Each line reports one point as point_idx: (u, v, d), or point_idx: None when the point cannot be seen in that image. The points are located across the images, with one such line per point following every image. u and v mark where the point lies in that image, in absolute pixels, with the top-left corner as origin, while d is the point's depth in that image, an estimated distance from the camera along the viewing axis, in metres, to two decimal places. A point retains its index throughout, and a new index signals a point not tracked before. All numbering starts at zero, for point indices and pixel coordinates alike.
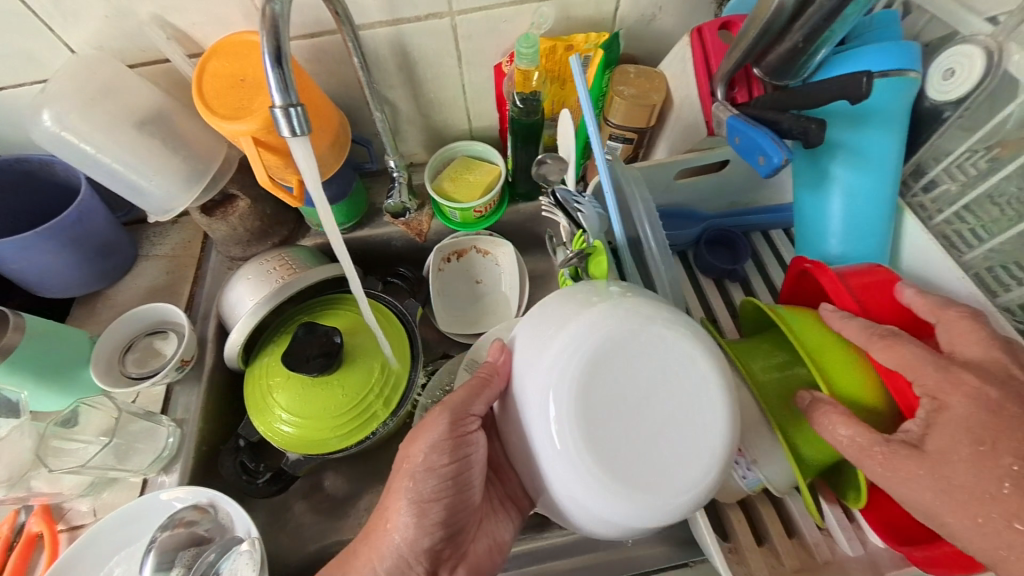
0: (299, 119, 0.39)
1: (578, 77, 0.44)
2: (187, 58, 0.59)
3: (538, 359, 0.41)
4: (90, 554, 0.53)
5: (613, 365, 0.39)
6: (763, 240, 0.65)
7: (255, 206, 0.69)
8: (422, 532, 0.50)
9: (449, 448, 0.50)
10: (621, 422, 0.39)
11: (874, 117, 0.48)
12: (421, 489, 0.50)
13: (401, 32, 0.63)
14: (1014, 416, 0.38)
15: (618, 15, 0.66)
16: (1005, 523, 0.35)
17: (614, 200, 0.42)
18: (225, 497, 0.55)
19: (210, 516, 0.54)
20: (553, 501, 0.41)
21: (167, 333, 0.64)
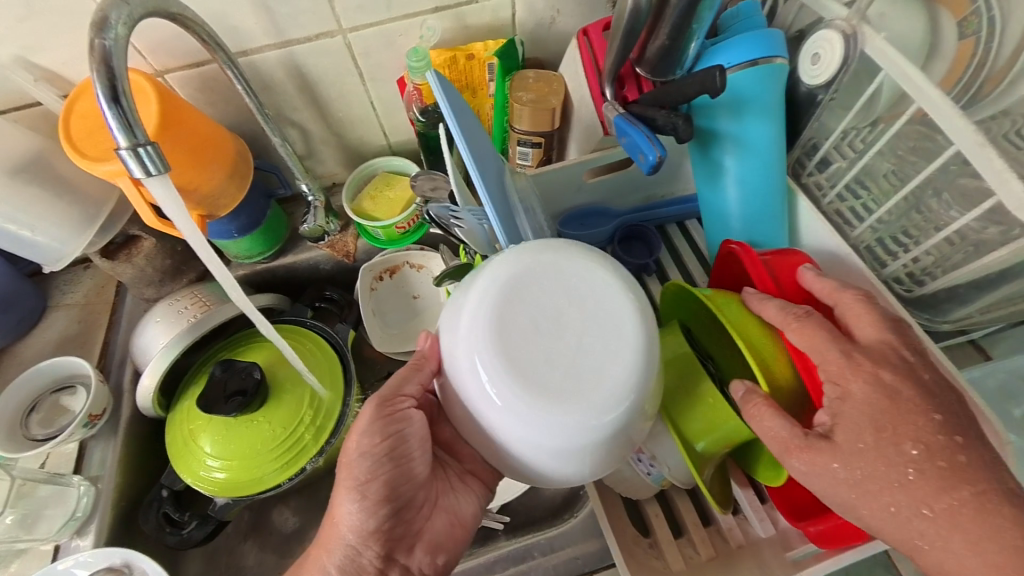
0: (151, 158, 0.37)
1: (441, 87, 0.42)
2: (62, 98, 0.55)
3: (457, 321, 0.39)
4: None
5: (522, 301, 0.38)
6: (678, 231, 0.67)
7: (161, 244, 0.65)
8: (369, 520, 0.44)
9: (379, 427, 0.46)
10: (540, 349, 0.37)
11: (751, 105, 0.50)
12: (357, 474, 0.44)
13: (293, 53, 0.61)
14: (893, 387, 0.39)
15: (517, 20, 0.65)
16: (885, 492, 0.37)
17: (492, 212, 0.41)
18: (140, 554, 0.52)
19: None
20: (505, 449, 0.39)
21: (74, 388, 0.61)
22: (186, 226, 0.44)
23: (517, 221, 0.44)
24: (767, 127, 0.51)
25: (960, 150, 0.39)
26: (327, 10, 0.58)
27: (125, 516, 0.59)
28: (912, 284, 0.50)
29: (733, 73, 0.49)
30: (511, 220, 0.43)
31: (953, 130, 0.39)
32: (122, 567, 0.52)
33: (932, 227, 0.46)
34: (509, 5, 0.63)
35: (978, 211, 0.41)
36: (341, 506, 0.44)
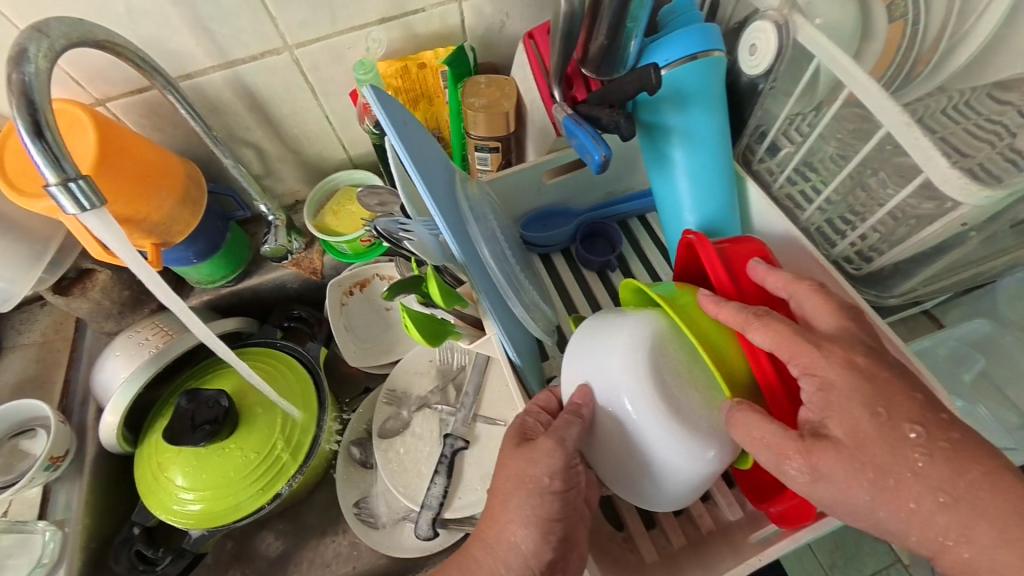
0: (83, 192, 0.36)
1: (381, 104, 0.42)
2: None
3: (604, 347, 0.43)
4: None
5: (668, 341, 0.42)
6: (640, 225, 0.67)
7: (117, 276, 0.64)
8: (544, 552, 0.39)
9: (560, 464, 0.40)
10: (687, 386, 0.41)
11: (694, 98, 0.51)
12: (541, 504, 0.39)
13: (239, 73, 0.60)
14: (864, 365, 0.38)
15: (465, 26, 0.66)
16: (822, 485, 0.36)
17: (443, 222, 0.41)
18: None
19: None
20: (654, 481, 0.41)
21: (34, 431, 0.59)
22: (130, 257, 0.43)
23: (470, 228, 0.44)
24: (711, 120, 0.53)
25: (890, 130, 0.41)
26: (271, 28, 0.57)
27: (95, 558, 0.57)
28: (862, 262, 0.52)
29: (671, 69, 0.50)
30: (464, 228, 0.43)
31: (882, 110, 0.40)
32: None
33: (874, 204, 0.48)
34: (456, 12, 0.63)
35: (911, 186, 0.42)
36: (515, 532, 0.39)
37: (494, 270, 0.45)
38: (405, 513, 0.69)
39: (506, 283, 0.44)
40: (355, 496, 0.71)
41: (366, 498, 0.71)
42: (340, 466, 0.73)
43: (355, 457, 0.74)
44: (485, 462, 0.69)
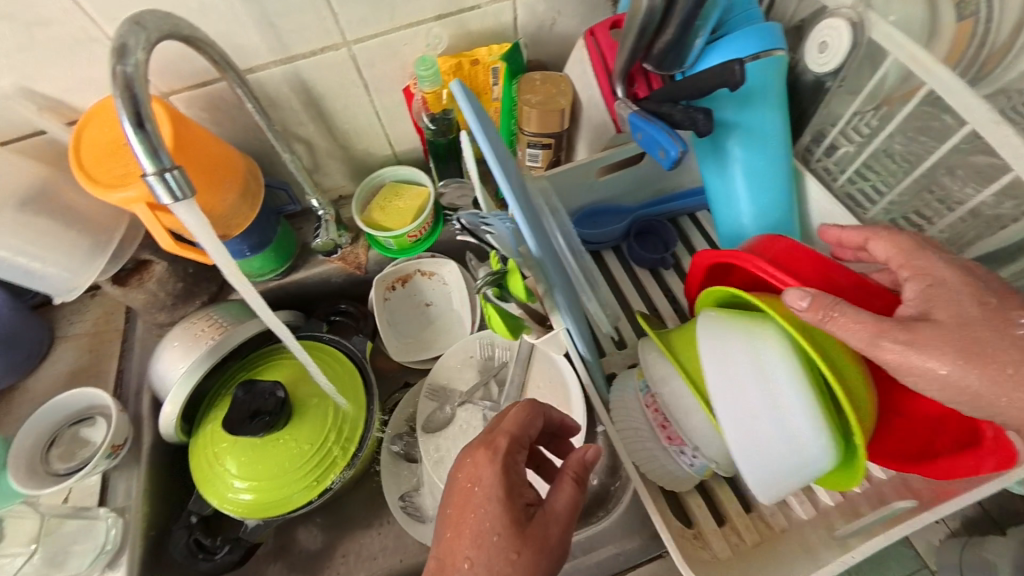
0: (177, 182, 0.36)
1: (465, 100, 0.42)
2: (67, 127, 0.54)
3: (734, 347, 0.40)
4: None
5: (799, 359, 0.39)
6: (690, 223, 0.68)
7: (173, 267, 0.65)
8: None
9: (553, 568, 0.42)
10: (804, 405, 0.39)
11: (757, 97, 0.50)
12: None
13: (297, 68, 0.61)
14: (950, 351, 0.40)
15: (518, 23, 0.66)
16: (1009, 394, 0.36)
17: (523, 217, 0.41)
18: None
19: None
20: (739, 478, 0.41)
21: (94, 420, 0.60)
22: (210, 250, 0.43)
23: (545, 222, 0.44)
24: (771, 117, 0.51)
25: (976, 128, 0.40)
26: (332, 24, 0.58)
27: (154, 545, 0.58)
28: None
29: (749, 63, 0.48)
30: (539, 222, 0.43)
31: (969, 109, 0.40)
32: None
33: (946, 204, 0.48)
34: (510, 9, 0.63)
35: (998, 185, 0.41)
36: None
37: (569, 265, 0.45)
38: None
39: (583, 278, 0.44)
40: (401, 489, 0.72)
41: (412, 491, 0.71)
42: (385, 459, 0.73)
43: (398, 450, 0.74)
44: None
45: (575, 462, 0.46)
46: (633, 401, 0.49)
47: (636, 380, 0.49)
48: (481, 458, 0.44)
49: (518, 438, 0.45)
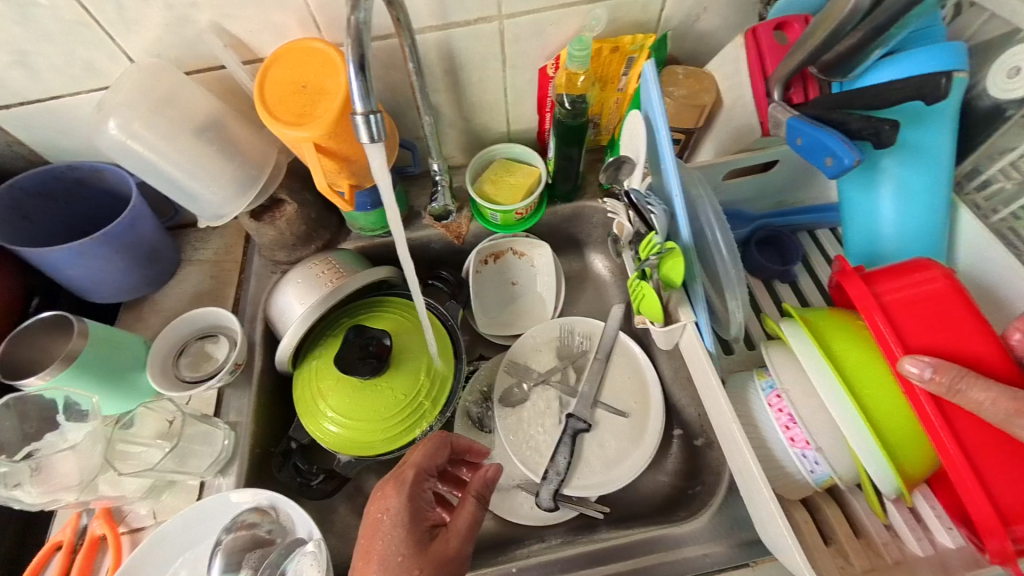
0: (378, 125, 0.39)
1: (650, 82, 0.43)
2: (242, 65, 0.59)
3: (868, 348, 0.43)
4: (155, 557, 0.52)
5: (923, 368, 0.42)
6: (810, 241, 0.65)
7: (301, 210, 0.69)
8: None
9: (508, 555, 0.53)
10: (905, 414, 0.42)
11: (929, 115, 0.49)
12: None
13: (449, 36, 0.63)
14: None
15: (664, 16, 0.65)
16: None
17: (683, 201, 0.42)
18: (285, 498, 0.55)
19: (270, 518, 0.54)
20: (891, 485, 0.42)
21: (218, 337, 0.65)
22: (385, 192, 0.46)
23: (701, 211, 0.44)
24: (941, 141, 0.50)
25: None
26: None
27: (259, 461, 0.62)
28: None
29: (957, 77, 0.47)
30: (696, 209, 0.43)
31: None
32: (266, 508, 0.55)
33: None
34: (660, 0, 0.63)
35: None
36: None
37: (719, 258, 0.44)
38: (521, 480, 0.71)
39: (735, 273, 0.43)
40: None
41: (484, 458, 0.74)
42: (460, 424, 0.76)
43: (473, 417, 0.77)
44: (604, 449, 0.70)
45: (480, 475, 0.57)
46: (756, 401, 0.48)
47: (758, 381, 0.49)
48: (390, 490, 0.54)
49: (421, 468, 0.56)
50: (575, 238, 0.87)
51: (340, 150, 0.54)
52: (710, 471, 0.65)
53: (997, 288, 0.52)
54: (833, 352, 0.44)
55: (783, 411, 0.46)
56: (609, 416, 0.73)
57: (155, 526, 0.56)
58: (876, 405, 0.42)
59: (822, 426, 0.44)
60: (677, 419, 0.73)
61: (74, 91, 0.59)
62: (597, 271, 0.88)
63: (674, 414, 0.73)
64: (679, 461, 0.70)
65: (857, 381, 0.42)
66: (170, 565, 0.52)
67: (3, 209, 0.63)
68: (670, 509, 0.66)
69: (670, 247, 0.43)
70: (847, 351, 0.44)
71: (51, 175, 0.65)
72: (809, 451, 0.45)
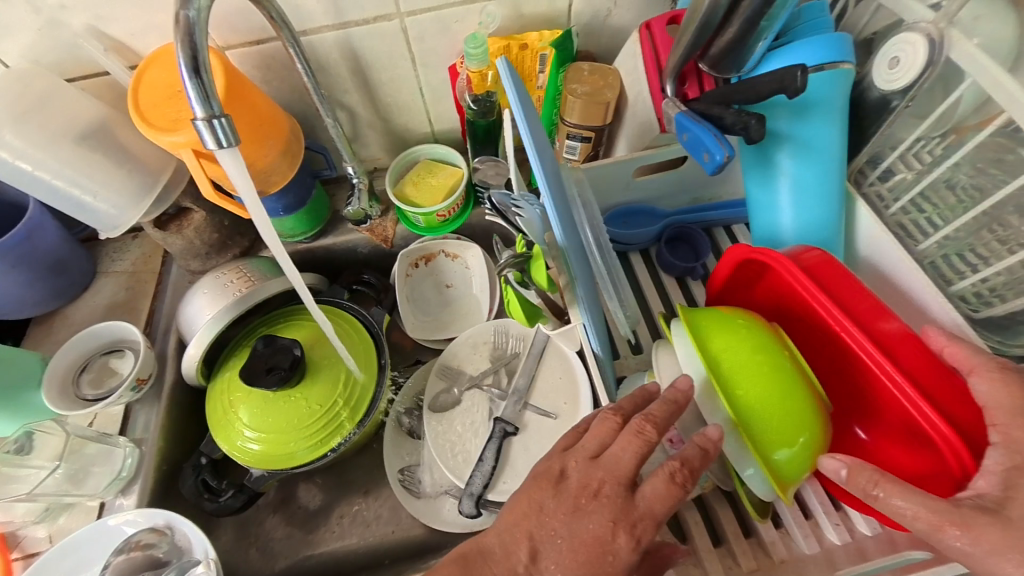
0: (224, 130, 0.38)
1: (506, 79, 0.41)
2: (128, 69, 0.57)
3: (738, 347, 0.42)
4: None
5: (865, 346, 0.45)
6: (726, 235, 0.65)
7: (211, 217, 0.67)
8: None
9: None
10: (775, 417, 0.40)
11: (815, 108, 0.48)
12: None
13: (349, 35, 0.61)
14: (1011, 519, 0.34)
15: (572, 11, 0.64)
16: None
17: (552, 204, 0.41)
18: (181, 519, 0.52)
19: (167, 538, 0.52)
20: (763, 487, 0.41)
21: (123, 352, 0.63)
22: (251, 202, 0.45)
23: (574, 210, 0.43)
24: (830, 133, 0.49)
25: None
26: None
27: (164, 479, 0.60)
28: (979, 304, 0.48)
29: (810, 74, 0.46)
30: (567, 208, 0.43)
31: None
32: (165, 527, 0.53)
33: (1007, 247, 0.45)
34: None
35: None
36: None
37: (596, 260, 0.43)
38: (449, 487, 0.69)
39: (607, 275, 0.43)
40: (401, 462, 0.72)
41: (413, 465, 0.71)
42: (389, 431, 0.74)
43: (403, 427, 0.75)
44: (532, 454, 0.68)
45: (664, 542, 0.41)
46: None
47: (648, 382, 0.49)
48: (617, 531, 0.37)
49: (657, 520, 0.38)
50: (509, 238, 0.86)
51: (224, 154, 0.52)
52: None
53: (892, 279, 0.52)
54: (712, 353, 0.42)
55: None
56: (537, 418, 0.71)
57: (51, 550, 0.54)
58: (753, 409, 0.40)
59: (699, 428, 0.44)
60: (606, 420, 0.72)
61: None
62: None
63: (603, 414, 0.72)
64: None
65: (733, 383, 0.40)
66: None
67: None
68: None
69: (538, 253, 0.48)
70: (728, 350, 0.41)
71: None
72: None
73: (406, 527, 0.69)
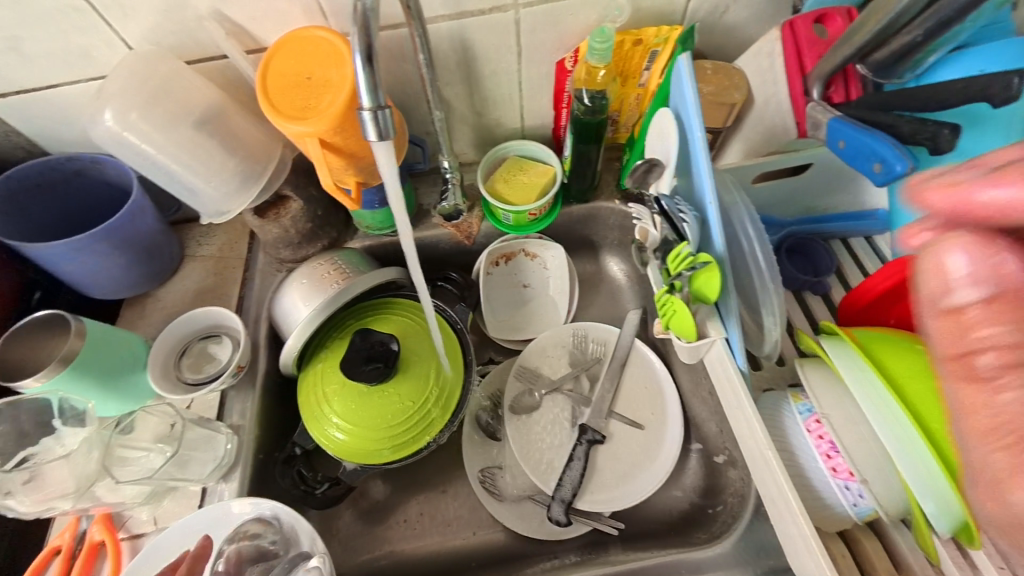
0: (386, 121, 0.36)
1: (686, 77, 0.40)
2: (245, 55, 0.56)
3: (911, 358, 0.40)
4: (154, 567, 0.51)
5: None
6: (844, 250, 0.61)
7: (306, 207, 0.67)
8: None
9: None
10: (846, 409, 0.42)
11: (988, 121, 0.46)
12: None
13: (462, 26, 0.60)
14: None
15: (689, 7, 0.61)
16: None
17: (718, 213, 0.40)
18: (287, 510, 0.52)
19: (273, 529, 0.52)
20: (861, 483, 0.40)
21: (220, 338, 0.63)
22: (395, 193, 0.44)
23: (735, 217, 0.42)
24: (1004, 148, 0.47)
25: None
26: None
27: (260, 468, 0.60)
28: None
29: None
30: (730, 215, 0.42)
31: None
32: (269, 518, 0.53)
33: None
34: None
35: None
36: None
37: (756, 272, 0.42)
38: (533, 491, 0.68)
39: (773, 284, 0.40)
40: (481, 462, 0.71)
41: (494, 467, 0.70)
42: (468, 431, 0.73)
43: (483, 426, 0.74)
44: (618, 463, 0.67)
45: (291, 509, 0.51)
46: (792, 424, 0.46)
47: (794, 404, 0.47)
48: None
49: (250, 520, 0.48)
50: (589, 240, 0.84)
51: (345, 145, 0.52)
52: (732, 491, 0.62)
53: None
54: (889, 371, 0.40)
55: (823, 438, 0.44)
56: (623, 428, 0.69)
57: (155, 532, 0.55)
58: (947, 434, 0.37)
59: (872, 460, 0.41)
60: (695, 433, 0.69)
61: (70, 79, 0.56)
62: (611, 275, 0.85)
63: (691, 427, 0.70)
64: (697, 478, 0.67)
65: (919, 405, 0.38)
66: None
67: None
68: (690, 528, 0.63)
69: (705, 263, 0.40)
70: (906, 369, 0.39)
71: (48, 166, 0.63)
72: (852, 484, 0.43)
73: (485, 532, 0.67)
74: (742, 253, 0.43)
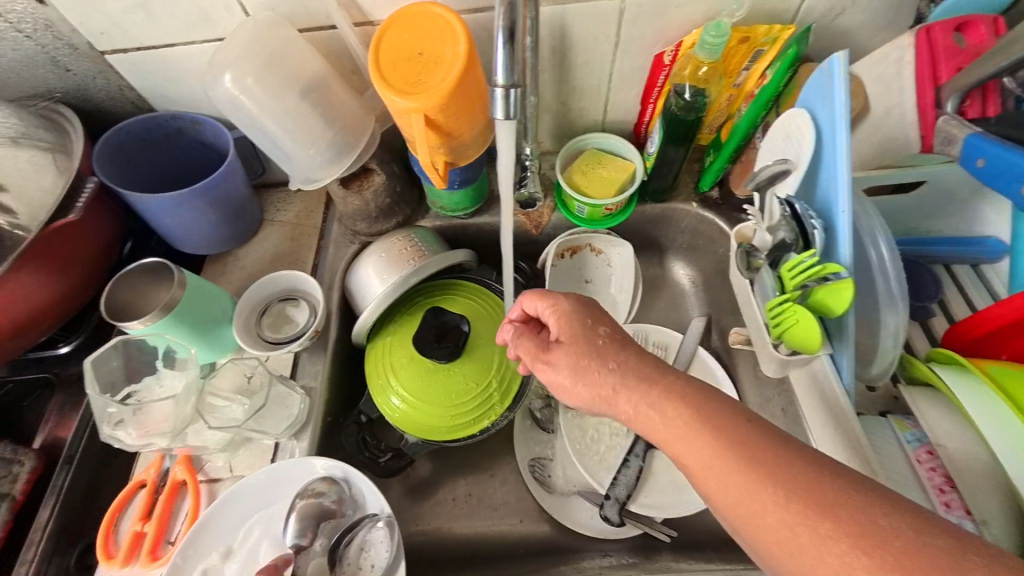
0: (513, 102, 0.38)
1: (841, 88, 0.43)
2: (353, 27, 0.57)
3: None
4: (230, 513, 0.53)
5: None
6: (946, 275, 0.58)
7: (388, 182, 0.69)
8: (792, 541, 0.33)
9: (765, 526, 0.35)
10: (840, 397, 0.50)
11: None
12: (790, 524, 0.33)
13: (566, 11, 0.59)
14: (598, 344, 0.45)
15: (803, 7, 0.59)
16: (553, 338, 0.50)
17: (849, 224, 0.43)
18: (355, 473, 0.54)
19: (336, 489, 0.53)
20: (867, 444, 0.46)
21: (298, 301, 0.66)
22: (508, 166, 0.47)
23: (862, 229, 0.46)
24: None
25: None
26: None
27: (327, 431, 0.62)
28: None
29: None
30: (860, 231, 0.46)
31: None
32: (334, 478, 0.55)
33: None
34: None
35: None
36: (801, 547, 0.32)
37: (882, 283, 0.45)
38: (582, 487, 0.67)
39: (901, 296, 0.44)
40: (532, 453, 0.71)
41: (544, 458, 0.71)
42: (521, 419, 0.73)
43: (536, 417, 0.73)
44: (673, 470, 0.66)
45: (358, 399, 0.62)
46: (900, 453, 0.48)
47: (900, 432, 0.49)
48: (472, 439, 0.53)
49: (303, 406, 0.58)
50: (656, 241, 0.82)
51: (445, 124, 0.52)
52: None
53: None
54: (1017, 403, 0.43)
55: (935, 469, 0.46)
56: None
57: (230, 479, 0.57)
58: None
59: (981, 489, 0.44)
60: None
61: (187, 40, 0.59)
62: (674, 279, 0.83)
63: None
64: None
65: None
66: (244, 523, 0.53)
67: (109, 151, 0.64)
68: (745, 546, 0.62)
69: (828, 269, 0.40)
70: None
71: (154, 122, 0.66)
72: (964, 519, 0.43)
73: (532, 522, 0.68)
74: (867, 264, 0.47)
